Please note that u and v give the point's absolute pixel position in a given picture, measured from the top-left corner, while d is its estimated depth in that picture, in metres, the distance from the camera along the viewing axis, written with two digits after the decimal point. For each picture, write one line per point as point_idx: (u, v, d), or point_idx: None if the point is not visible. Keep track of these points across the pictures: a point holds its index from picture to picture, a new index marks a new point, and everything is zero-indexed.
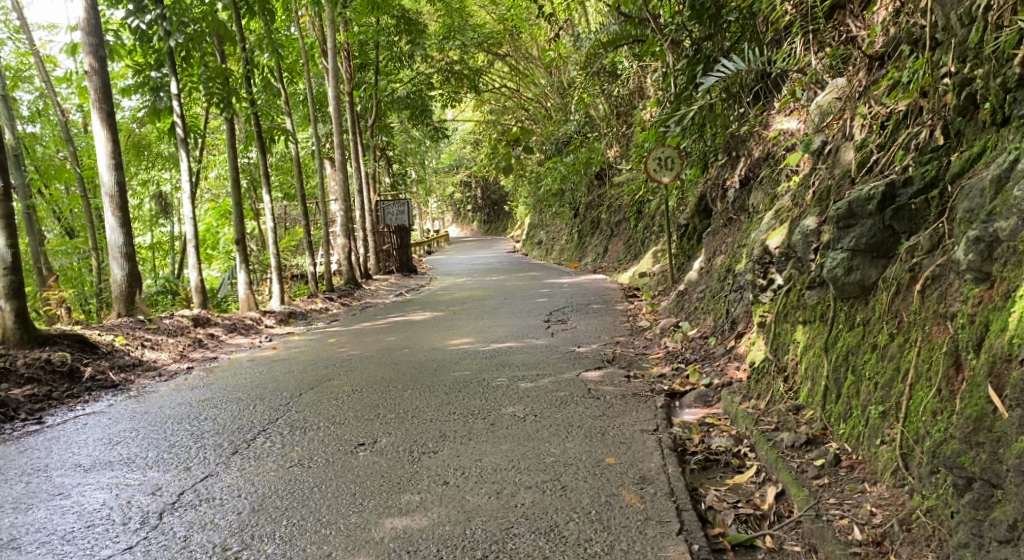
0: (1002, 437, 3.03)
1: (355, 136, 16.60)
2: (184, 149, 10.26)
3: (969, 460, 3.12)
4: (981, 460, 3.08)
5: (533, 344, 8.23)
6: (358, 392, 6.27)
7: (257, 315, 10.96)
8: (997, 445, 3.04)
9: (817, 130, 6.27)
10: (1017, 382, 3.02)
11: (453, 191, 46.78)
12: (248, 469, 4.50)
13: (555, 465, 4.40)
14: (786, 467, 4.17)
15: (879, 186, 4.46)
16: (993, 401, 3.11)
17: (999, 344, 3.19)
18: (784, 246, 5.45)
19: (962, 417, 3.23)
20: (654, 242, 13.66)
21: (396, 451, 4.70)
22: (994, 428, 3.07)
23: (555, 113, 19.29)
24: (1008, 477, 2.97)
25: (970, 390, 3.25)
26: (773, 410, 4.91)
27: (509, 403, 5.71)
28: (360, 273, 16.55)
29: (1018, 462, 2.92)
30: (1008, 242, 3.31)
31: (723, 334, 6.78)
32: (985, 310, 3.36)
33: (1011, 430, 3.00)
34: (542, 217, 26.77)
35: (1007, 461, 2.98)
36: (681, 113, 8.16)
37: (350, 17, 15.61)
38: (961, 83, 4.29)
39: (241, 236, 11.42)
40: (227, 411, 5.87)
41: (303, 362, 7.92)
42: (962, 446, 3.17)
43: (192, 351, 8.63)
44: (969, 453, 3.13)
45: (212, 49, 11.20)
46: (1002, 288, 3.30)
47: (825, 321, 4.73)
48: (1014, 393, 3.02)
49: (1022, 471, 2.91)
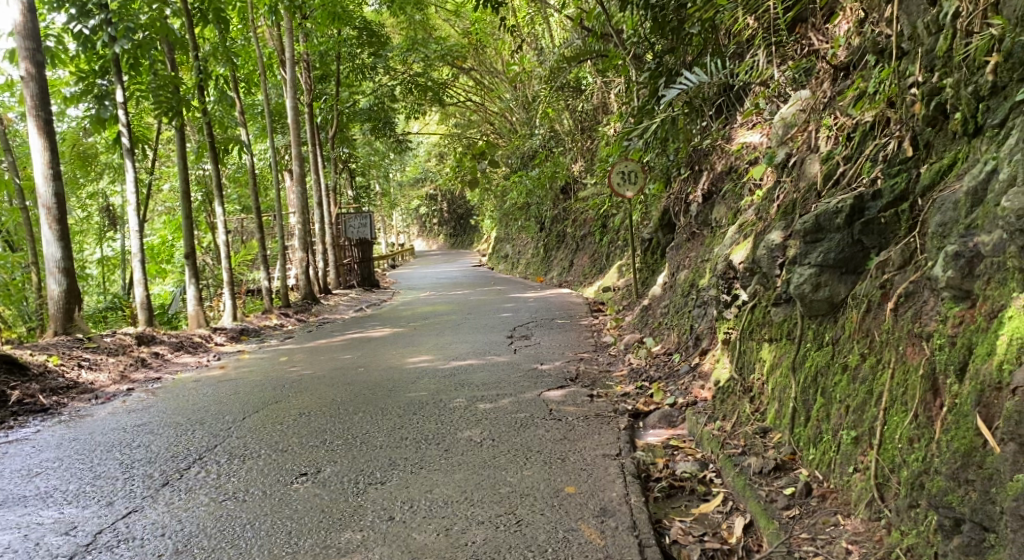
0: (994, 475, 2.82)
1: (315, 149, 16.24)
2: (130, 159, 9.86)
3: (957, 500, 2.92)
4: (971, 500, 2.87)
5: (494, 362, 7.94)
6: (305, 416, 5.94)
7: (206, 332, 10.53)
8: (989, 484, 2.83)
9: (780, 142, 6.10)
10: (1010, 414, 2.81)
11: (416, 203, 46.30)
12: (176, 503, 4.17)
13: (511, 496, 4.12)
14: (754, 496, 3.93)
15: (846, 199, 4.27)
16: (982, 434, 2.90)
17: (986, 370, 2.98)
18: (749, 261, 5.26)
19: (948, 451, 3.02)
20: (619, 256, 13.47)
21: (340, 482, 4.39)
22: (985, 465, 2.86)
23: (519, 127, 19.13)
24: (1002, 520, 2.77)
25: (957, 420, 3.03)
26: (739, 432, 4.68)
27: (465, 426, 5.43)
28: (319, 289, 16.10)
29: (1015, 505, 2.72)
30: (991, 258, 3.11)
31: (687, 351, 6.55)
32: (966, 331, 3.16)
33: (1003, 466, 2.79)
34: (507, 231, 26.49)
35: (1001, 502, 2.78)
36: (643, 126, 7.94)
37: (310, 27, 15.29)
38: (930, 93, 4.11)
39: (191, 250, 10.97)
40: (162, 437, 5.52)
41: (251, 383, 7.56)
42: (950, 484, 2.96)
43: (134, 370, 8.22)
44: (958, 491, 2.92)
45: (161, 57, 10.78)
46: (985, 309, 3.10)
47: (792, 340, 4.53)
48: (1007, 426, 2.82)
49: (1021, 515, 2.70)
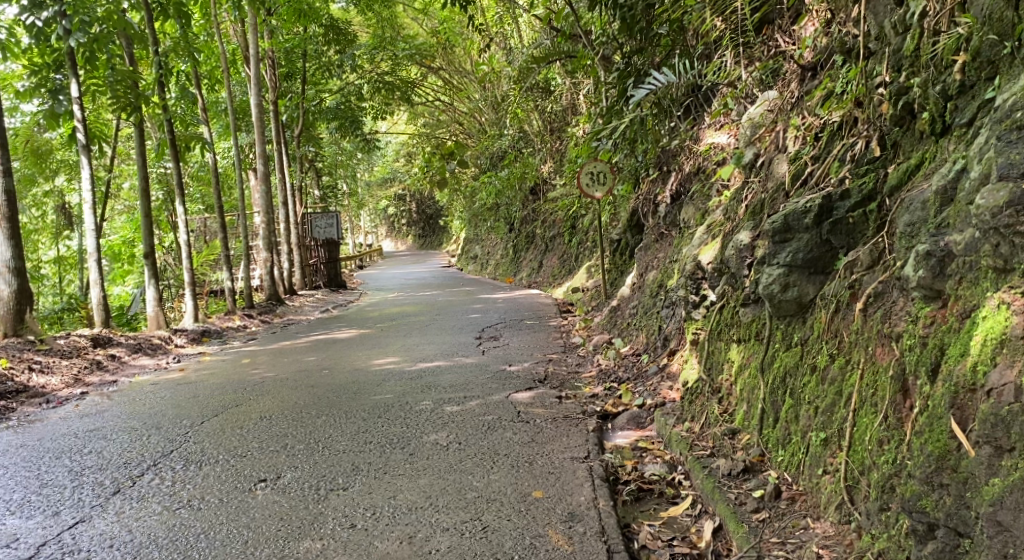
0: (968, 479, 2.78)
1: (281, 147, 16.01)
2: (86, 156, 9.63)
3: (931, 505, 2.87)
4: (945, 505, 2.83)
5: (461, 364, 7.84)
6: (267, 419, 5.80)
7: (166, 334, 10.30)
8: (964, 488, 2.79)
9: (748, 142, 6.08)
10: (987, 416, 2.77)
11: (385, 203, 45.91)
12: (127, 512, 4.08)
13: (476, 501, 4.03)
14: (722, 498, 3.88)
15: (815, 199, 4.23)
16: (956, 437, 2.86)
17: (960, 371, 2.93)
18: (719, 262, 5.23)
19: (921, 454, 2.97)
20: (588, 257, 13.45)
21: (301, 489, 4.28)
22: (959, 468, 2.82)
23: (489, 127, 19.08)
24: (978, 525, 2.73)
25: (930, 422, 2.98)
26: (708, 433, 4.64)
27: (431, 429, 5.32)
28: (284, 289, 15.88)
29: (991, 510, 2.68)
30: (963, 258, 3.07)
31: (656, 352, 6.51)
32: (937, 331, 3.12)
33: (980, 471, 2.75)
34: (476, 231, 26.39)
35: (977, 507, 2.74)
36: (611, 126, 7.88)
37: (275, 23, 15.04)
38: (897, 93, 4.09)
39: (150, 250, 10.73)
40: (116, 443, 5.39)
41: (211, 385, 7.38)
42: (923, 488, 2.92)
43: (89, 373, 8.00)
44: (931, 496, 2.88)
45: (119, 51, 10.52)
46: (957, 309, 3.07)
47: (761, 340, 4.49)
48: (982, 428, 2.77)
49: (998, 521, 2.66)
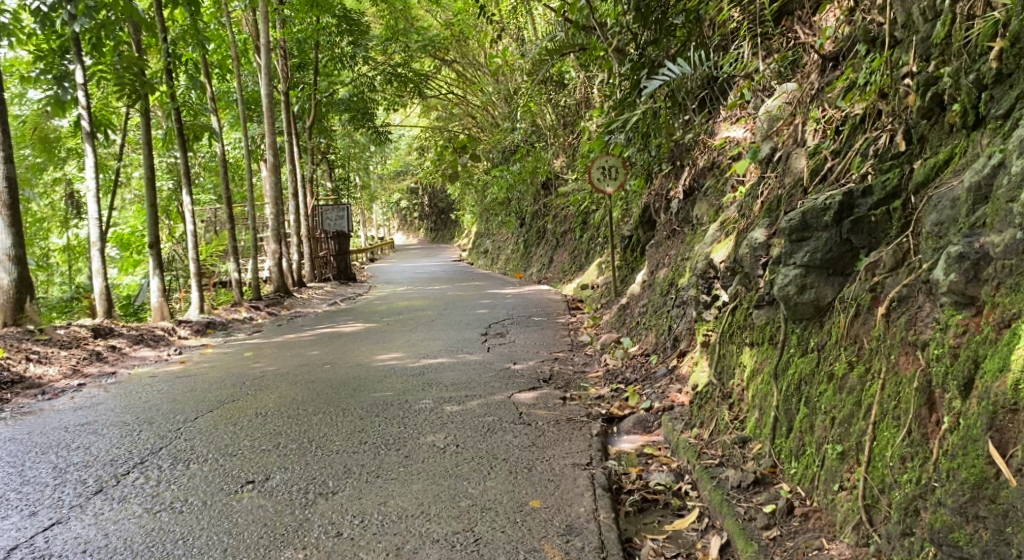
0: (1009, 513, 2.55)
1: (291, 138, 15.82)
2: (91, 143, 9.47)
3: (966, 539, 2.64)
4: (981, 539, 2.60)
5: (465, 361, 7.63)
6: (262, 416, 5.61)
7: (170, 325, 10.13)
8: (1004, 522, 2.55)
9: (765, 136, 5.84)
10: None
11: (397, 196, 45.73)
12: (105, 514, 3.90)
13: (470, 510, 3.83)
14: (731, 512, 3.66)
15: (835, 195, 3.99)
16: (995, 464, 2.62)
17: (998, 390, 2.69)
18: (732, 260, 4.99)
19: (953, 481, 2.74)
20: (598, 253, 13.21)
21: (289, 492, 4.09)
22: (998, 500, 2.58)
23: (501, 120, 18.85)
24: None
25: (963, 445, 2.75)
26: (717, 441, 4.42)
27: (429, 430, 5.11)
28: (292, 281, 15.71)
29: None
30: (1002, 261, 2.83)
31: (665, 352, 6.28)
32: (971, 342, 2.88)
33: (1022, 503, 2.52)
34: (487, 225, 26.15)
35: (1017, 543, 2.51)
36: (623, 119, 7.64)
37: (288, 13, 14.85)
38: (925, 83, 3.85)
39: (155, 239, 10.56)
40: (105, 438, 5.22)
41: (209, 379, 7.21)
42: (956, 520, 2.69)
43: (88, 364, 7.85)
44: (966, 528, 2.65)
45: (126, 38, 10.34)
46: (994, 318, 2.83)
47: (774, 344, 4.26)
48: None
49: None
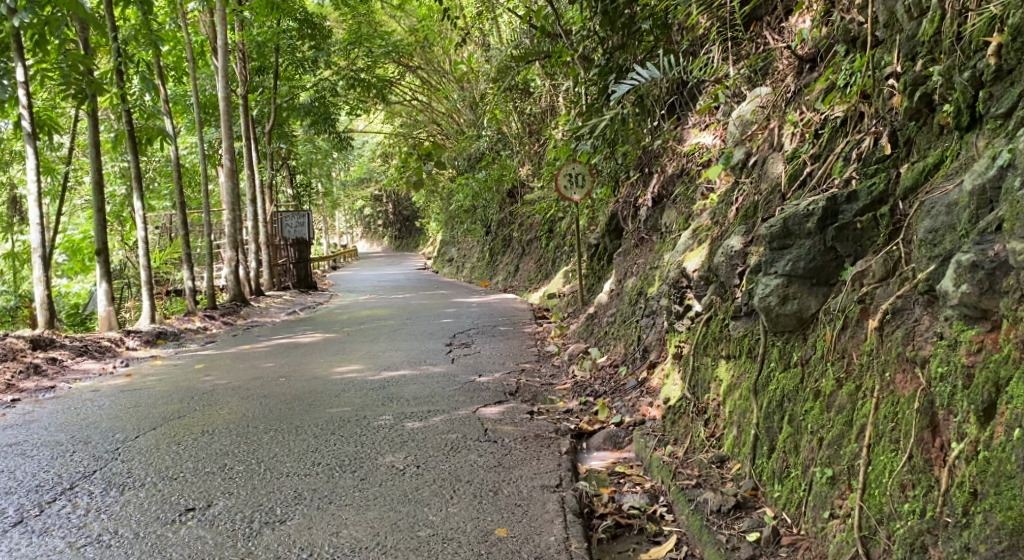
0: None
1: (250, 143, 15.34)
2: (31, 144, 8.94)
3: None
4: None
5: (428, 373, 7.31)
6: (209, 435, 5.23)
7: (117, 335, 9.60)
8: None
9: (738, 142, 5.62)
10: None
11: (361, 203, 45.17)
12: (22, 550, 3.54)
13: (430, 541, 3.53)
14: (712, 540, 3.41)
15: (819, 200, 3.77)
16: None
17: None
18: (707, 269, 4.76)
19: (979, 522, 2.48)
20: (565, 261, 12.96)
21: (232, 520, 3.76)
22: None
23: (467, 128, 18.58)
24: None
25: (990, 481, 2.49)
26: (693, 460, 4.16)
27: (388, 450, 4.78)
28: (250, 290, 15.19)
29: None
30: (1022, 271, 2.59)
31: (634, 364, 6.01)
32: (987, 360, 2.65)
33: None
34: (452, 234, 25.79)
35: None
36: (591, 125, 7.39)
37: (247, 15, 14.38)
38: (912, 83, 3.64)
39: (103, 246, 10.02)
40: (33, 460, 4.80)
41: (155, 394, 6.79)
42: None
43: (24, 379, 7.35)
44: None
45: (72, 37, 9.80)
46: (1013, 334, 2.58)
47: (753, 358, 4.02)
48: None
49: None
